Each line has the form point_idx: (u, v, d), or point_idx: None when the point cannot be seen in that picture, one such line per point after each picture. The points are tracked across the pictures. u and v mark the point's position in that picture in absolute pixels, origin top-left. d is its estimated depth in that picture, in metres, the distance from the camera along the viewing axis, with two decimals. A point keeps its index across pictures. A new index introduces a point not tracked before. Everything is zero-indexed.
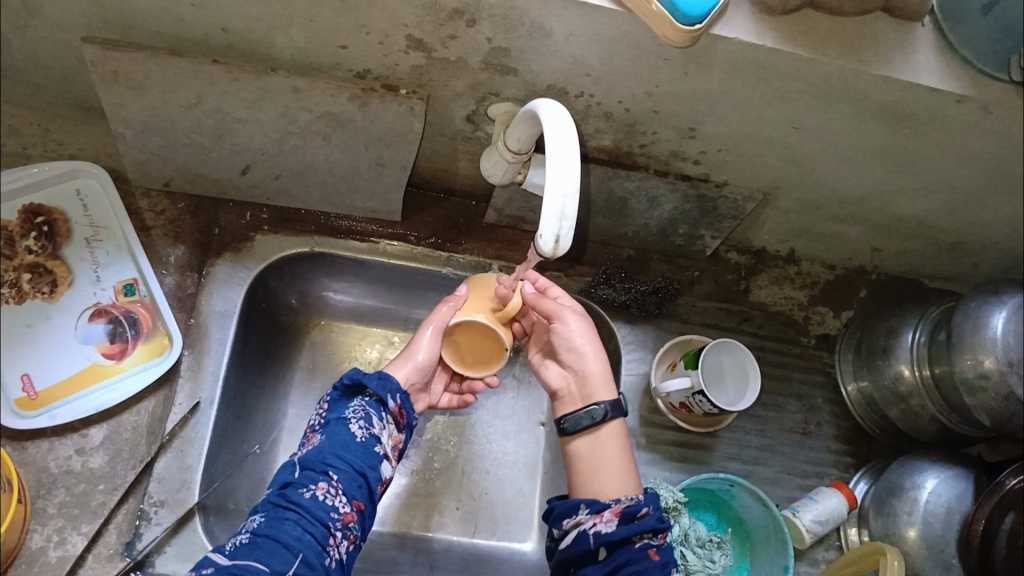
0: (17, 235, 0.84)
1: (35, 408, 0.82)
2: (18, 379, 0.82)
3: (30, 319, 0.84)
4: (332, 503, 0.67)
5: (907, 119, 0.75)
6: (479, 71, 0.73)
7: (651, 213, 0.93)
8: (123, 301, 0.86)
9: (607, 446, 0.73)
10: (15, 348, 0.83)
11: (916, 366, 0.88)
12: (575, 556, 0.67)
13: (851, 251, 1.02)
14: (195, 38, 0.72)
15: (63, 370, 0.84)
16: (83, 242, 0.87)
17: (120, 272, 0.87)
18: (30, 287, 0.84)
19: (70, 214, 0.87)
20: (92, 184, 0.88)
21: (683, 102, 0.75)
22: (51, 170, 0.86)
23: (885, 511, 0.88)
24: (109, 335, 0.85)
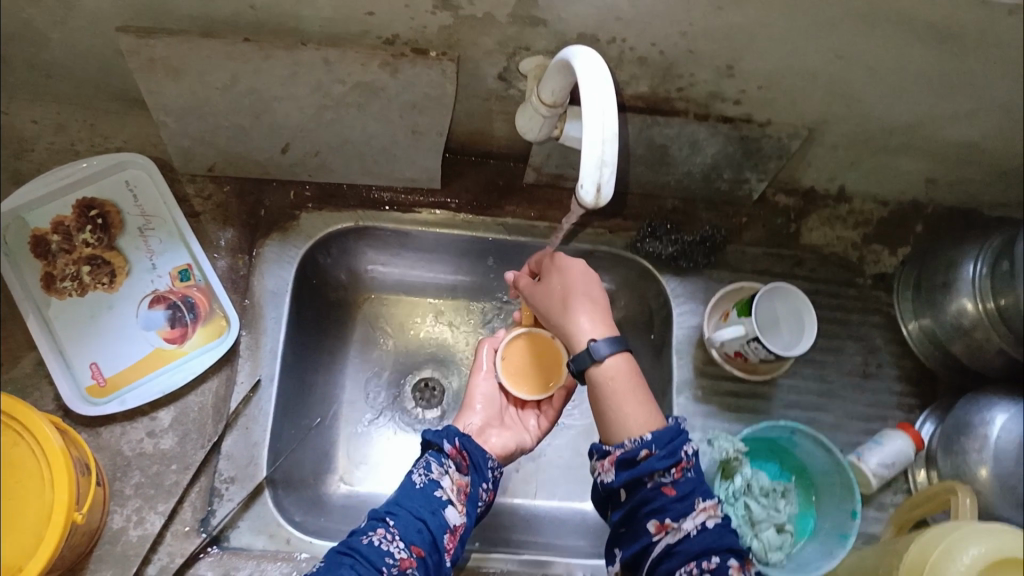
0: (75, 229, 0.87)
1: (105, 394, 0.85)
2: (88, 368, 0.85)
3: (94, 310, 0.87)
4: (388, 548, 0.64)
5: (958, 37, 0.71)
6: (508, 25, 0.72)
7: (693, 159, 0.92)
8: (179, 287, 0.89)
9: (601, 390, 0.69)
10: (82, 338, 0.86)
11: (979, 298, 0.85)
12: (603, 497, 0.70)
13: (904, 185, 0.99)
14: (226, 18, 0.72)
15: (128, 357, 0.86)
16: (137, 233, 0.89)
17: (175, 259, 0.89)
18: (90, 279, 0.87)
19: (122, 206, 0.89)
20: (141, 176, 0.90)
21: (719, 40, 0.73)
22: (102, 164, 0.89)
23: (953, 450, 0.86)
24: (168, 320, 0.88)
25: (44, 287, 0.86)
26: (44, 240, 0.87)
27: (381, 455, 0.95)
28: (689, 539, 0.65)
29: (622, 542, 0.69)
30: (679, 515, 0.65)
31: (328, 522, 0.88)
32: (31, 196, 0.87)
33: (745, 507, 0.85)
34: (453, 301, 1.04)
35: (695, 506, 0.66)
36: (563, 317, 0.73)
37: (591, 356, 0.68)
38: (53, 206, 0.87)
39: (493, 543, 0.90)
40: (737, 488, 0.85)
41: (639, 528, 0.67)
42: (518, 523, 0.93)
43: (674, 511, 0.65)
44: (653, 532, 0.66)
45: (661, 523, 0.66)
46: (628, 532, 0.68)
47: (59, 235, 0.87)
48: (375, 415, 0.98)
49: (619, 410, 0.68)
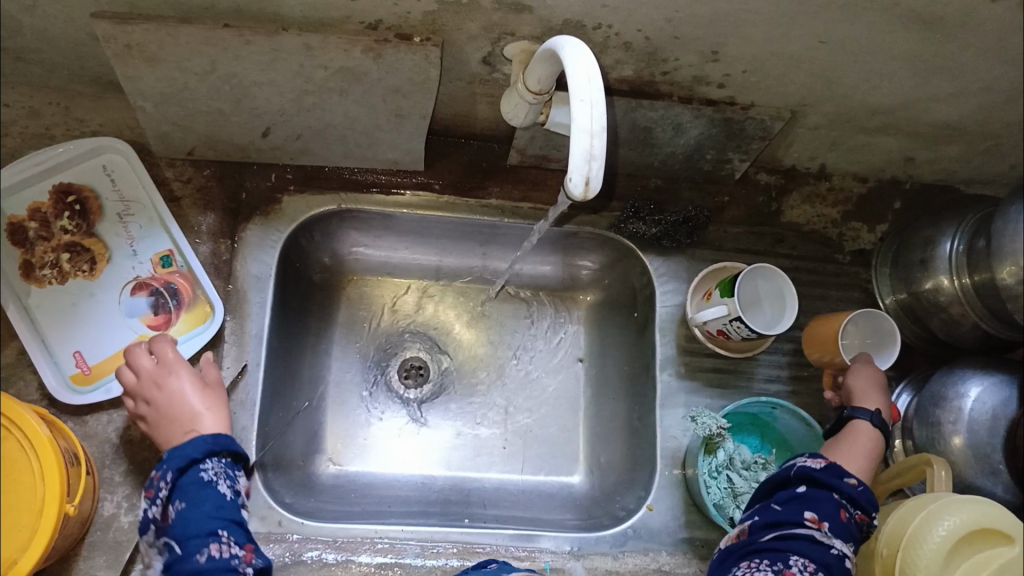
0: (52, 215, 0.85)
1: (90, 382, 0.84)
2: (71, 357, 0.85)
3: (75, 298, 0.86)
4: (230, 557, 0.68)
5: (939, 23, 0.72)
6: (494, 11, 0.71)
7: (677, 140, 0.92)
8: (161, 273, 0.88)
9: (852, 432, 0.81)
10: (64, 327, 0.85)
11: (954, 274, 0.87)
12: (780, 482, 0.76)
13: (884, 162, 1.00)
14: (204, 3, 0.71)
15: (110, 346, 0.86)
16: (114, 219, 0.88)
17: (155, 245, 0.88)
18: (68, 267, 0.85)
19: (100, 191, 0.87)
20: (120, 162, 0.88)
21: (705, 26, 0.73)
22: (79, 151, 0.87)
23: (929, 421, 0.89)
24: (151, 306, 0.87)
25: (21, 274, 0.83)
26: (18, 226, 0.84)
27: (371, 436, 0.96)
28: (825, 549, 0.68)
29: (767, 513, 0.73)
30: (837, 533, 0.69)
31: (318, 502, 0.89)
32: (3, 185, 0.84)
33: (728, 480, 0.89)
34: (436, 282, 1.04)
35: (843, 563, 0.68)
36: (866, 392, 0.85)
37: (875, 415, 0.82)
38: (28, 191, 0.85)
39: (483, 519, 0.91)
40: (719, 462, 0.89)
41: (795, 514, 0.71)
42: (505, 498, 0.95)
43: (839, 531, 0.69)
44: (807, 523, 0.70)
45: (817, 520, 0.70)
46: (727, 567, 0.71)
47: (34, 220, 0.85)
48: (362, 396, 0.98)
49: (851, 457, 0.79)
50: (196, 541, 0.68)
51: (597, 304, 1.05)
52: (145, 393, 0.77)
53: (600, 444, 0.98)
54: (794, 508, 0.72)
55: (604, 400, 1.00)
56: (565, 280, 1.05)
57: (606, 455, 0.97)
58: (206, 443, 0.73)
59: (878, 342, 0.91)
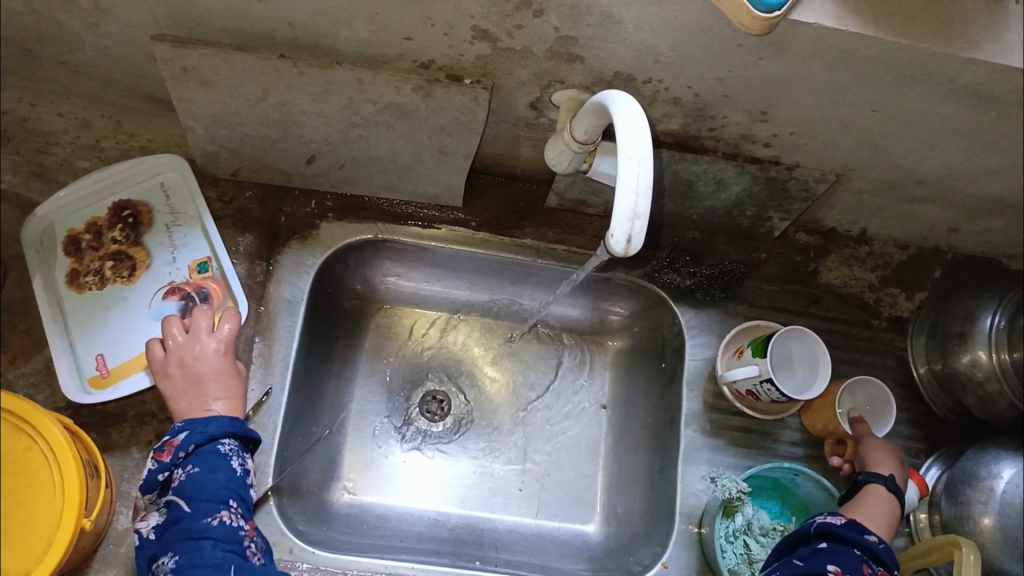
0: (106, 227, 0.88)
1: (106, 385, 0.84)
2: (93, 358, 0.84)
3: (110, 302, 0.87)
4: (237, 527, 0.70)
5: (995, 101, 0.71)
6: (546, 59, 0.71)
7: (717, 194, 0.91)
8: (196, 280, 0.88)
9: (864, 497, 0.79)
10: (91, 328, 0.85)
11: (993, 350, 0.85)
12: (800, 538, 0.75)
13: (927, 231, 0.98)
14: (263, 33, 0.72)
15: (133, 350, 0.85)
16: (161, 229, 0.89)
17: (194, 252, 0.89)
18: (110, 274, 0.87)
19: (153, 206, 0.90)
20: (176, 177, 0.90)
21: (756, 87, 0.73)
22: (136, 165, 0.89)
23: (958, 500, 0.86)
24: (180, 310, 0.87)
25: (68, 283, 0.86)
26: (72, 237, 0.88)
27: (388, 468, 0.96)
28: None
29: (789, 565, 0.71)
30: None
31: (329, 531, 0.88)
32: (64, 201, 0.88)
33: (744, 546, 0.86)
34: (464, 316, 1.04)
35: None
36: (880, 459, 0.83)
37: (889, 479, 0.80)
38: (87, 206, 0.89)
39: (494, 563, 0.90)
40: (737, 526, 0.86)
41: (817, 564, 0.69)
42: (518, 543, 0.93)
43: None
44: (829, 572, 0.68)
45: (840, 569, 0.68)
46: None
47: (88, 232, 0.88)
48: (381, 427, 0.98)
49: (872, 520, 0.77)
50: (206, 505, 0.69)
51: (624, 351, 1.04)
52: (183, 350, 0.79)
53: (618, 495, 0.96)
54: (816, 561, 0.69)
55: (625, 449, 0.99)
56: (594, 324, 1.04)
57: (624, 506, 0.96)
58: (225, 423, 0.74)
59: (872, 411, 0.91)
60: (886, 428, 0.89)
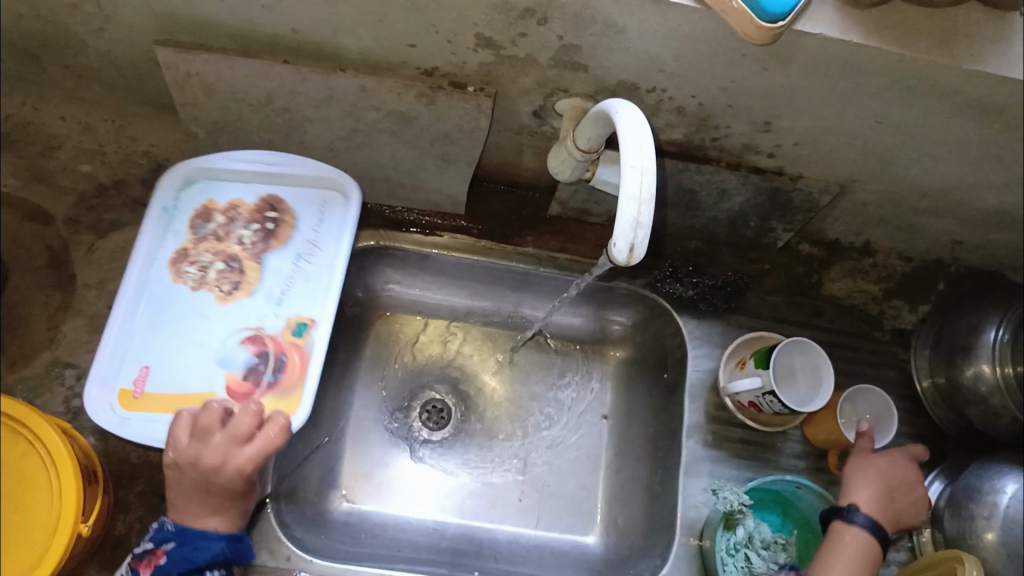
0: (244, 221, 0.83)
1: (133, 407, 0.75)
2: (137, 369, 0.76)
3: (190, 315, 0.79)
4: None
5: (1000, 114, 0.71)
6: (549, 68, 0.71)
7: (720, 205, 0.91)
8: (285, 341, 0.79)
9: (837, 538, 0.79)
10: (147, 334, 0.78)
11: (997, 364, 0.84)
12: None
13: (930, 243, 0.98)
14: (266, 39, 0.72)
15: (180, 384, 0.76)
16: (290, 258, 0.82)
17: (303, 309, 0.80)
18: (213, 275, 0.81)
19: (300, 226, 0.83)
20: (339, 211, 0.84)
21: (759, 97, 0.72)
22: (313, 175, 0.84)
23: (960, 514, 0.85)
24: (247, 367, 0.78)
25: (172, 258, 0.81)
26: (204, 213, 0.83)
27: (388, 477, 0.95)
28: None
29: None
30: None
31: (327, 540, 0.87)
32: (217, 175, 0.84)
33: (744, 559, 0.85)
34: (465, 325, 1.03)
35: None
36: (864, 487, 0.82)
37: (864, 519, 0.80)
38: (243, 186, 0.84)
39: None
40: (738, 539, 0.85)
41: None
42: (517, 555, 0.92)
43: None
44: None
45: None
46: None
47: (221, 215, 0.83)
48: (381, 435, 0.97)
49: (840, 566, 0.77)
50: None
51: (626, 361, 1.03)
52: (207, 457, 0.70)
53: (619, 505, 0.96)
54: None
55: (626, 460, 0.98)
56: (596, 334, 1.03)
57: (624, 517, 0.95)
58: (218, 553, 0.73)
59: (875, 419, 0.91)
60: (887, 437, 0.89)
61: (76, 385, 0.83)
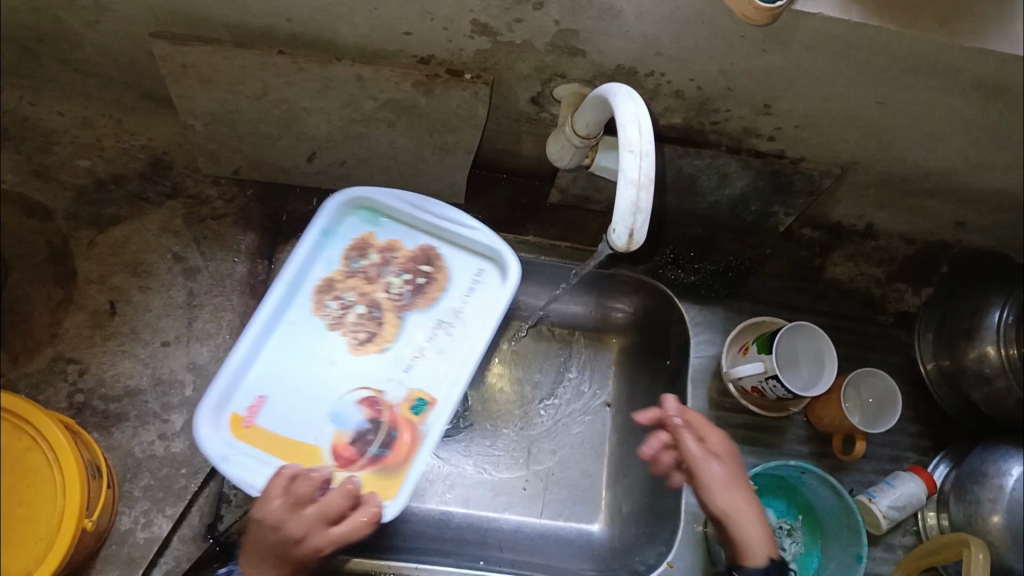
0: (397, 268, 0.78)
1: (240, 435, 0.69)
2: (254, 395, 0.71)
3: (320, 354, 0.74)
4: None
5: (1002, 92, 0.70)
6: (546, 53, 0.71)
7: (721, 190, 0.90)
8: (401, 416, 0.72)
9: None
10: (273, 362, 0.72)
11: (1002, 345, 0.84)
12: None
13: (933, 225, 0.98)
14: (262, 29, 0.72)
15: (291, 429, 0.71)
16: (430, 320, 0.77)
17: (430, 385, 0.74)
18: (354, 320, 0.75)
19: (451, 292, 0.78)
20: (493, 286, 0.78)
21: (759, 80, 0.72)
22: (481, 244, 0.79)
23: (966, 497, 0.85)
24: (357, 431, 0.72)
25: (318, 287, 0.76)
26: (358, 248, 0.78)
27: None
28: None
29: None
30: None
31: None
32: (394, 216, 0.80)
33: None
34: None
35: None
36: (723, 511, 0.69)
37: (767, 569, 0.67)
38: (406, 231, 0.80)
39: (499, 563, 0.89)
40: None
41: None
42: (522, 543, 0.92)
43: None
44: None
45: None
46: None
47: (377, 256, 0.78)
48: None
49: None
50: None
51: (629, 349, 1.03)
52: (291, 526, 0.64)
53: (624, 493, 0.96)
54: None
55: (630, 447, 0.98)
56: (598, 321, 1.04)
57: (629, 504, 0.95)
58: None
59: (875, 403, 0.90)
60: (885, 421, 0.88)
61: (79, 379, 0.83)
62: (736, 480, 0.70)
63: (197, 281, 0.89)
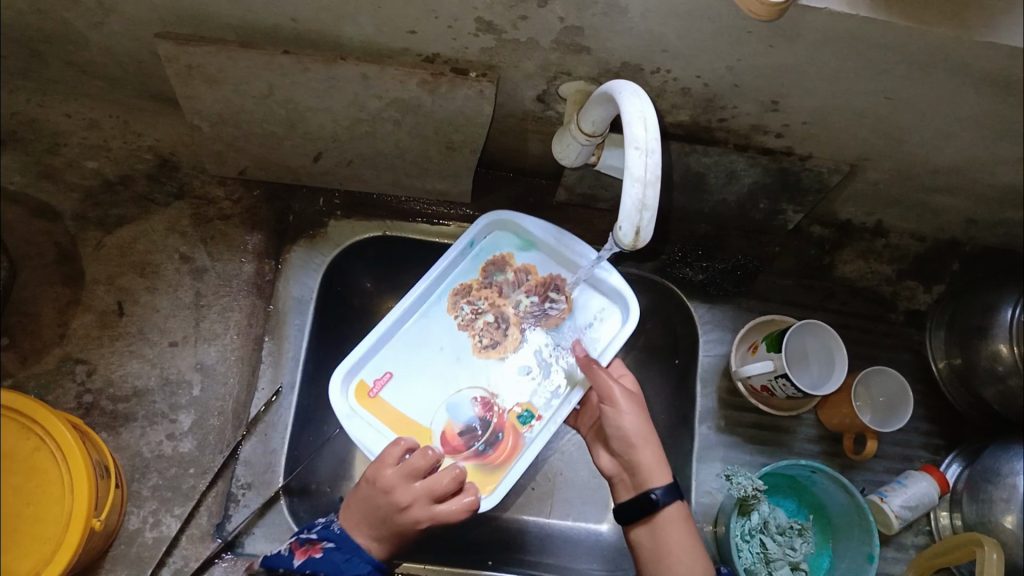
0: (531, 290, 0.84)
1: (366, 403, 0.79)
2: (382, 372, 0.80)
3: (448, 349, 0.82)
4: None
5: (1013, 86, 0.69)
6: (551, 51, 0.71)
7: (729, 187, 0.90)
8: (508, 422, 0.79)
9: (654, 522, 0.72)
10: (403, 351, 0.81)
11: (1014, 343, 0.82)
12: None
13: (944, 222, 0.97)
14: (267, 29, 0.72)
15: (412, 409, 0.80)
16: (549, 346, 0.82)
17: (538, 400, 0.80)
18: (480, 327, 0.83)
19: (572, 320, 0.83)
20: (612, 325, 0.83)
21: (766, 76, 0.71)
22: (609, 284, 0.83)
23: (979, 497, 0.84)
24: (467, 425, 0.79)
25: (454, 292, 0.84)
26: (499, 264, 0.85)
27: None
28: None
29: None
30: None
31: None
32: (530, 238, 0.85)
33: (760, 544, 0.84)
34: None
35: None
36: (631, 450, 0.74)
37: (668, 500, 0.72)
38: (542, 258, 0.85)
39: (506, 562, 0.88)
40: (754, 524, 0.84)
41: None
42: (530, 543, 0.92)
43: None
44: None
45: None
46: None
47: (514, 274, 0.84)
48: None
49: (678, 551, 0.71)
50: None
51: None
52: (400, 492, 0.69)
53: None
54: None
55: None
56: None
57: None
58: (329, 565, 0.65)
59: (887, 402, 0.90)
60: (897, 421, 0.87)
61: (87, 380, 0.84)
62: (636, 415, 0.76)
63: (204, 282, 0.89)
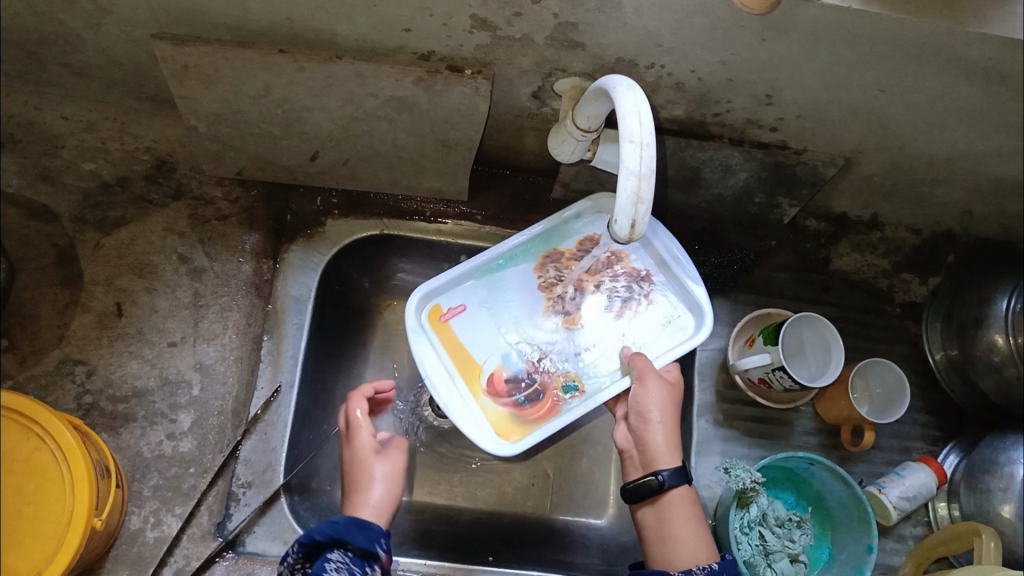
0: (620, 274, 0.87)
1: (434, 325, 0.83)
2: (460, 304, 0.85)
3: (519, 303, 0.86)
4: None
5: (1005, 77, 0.70)
6: (546, 47, 0.71)
7: (725, 181, 0.90)
8: (552, 385, 0.83)
9: (663, 503, 0.73)
10: (486, 289, 0.86)
11: (1010, 333, 0.82)
12: None
13: (938, 215, 0.97)
14: (262, 29, 0.72)
15: (472, 344, 0.83)
16: (613, 330, 0.85)
17: (587, 375, 0.83)
18: (558, 289, 0.87)
19: (648, 318, 0.86)
20: (678, 333, 0.84)
21: (760, 69, 0.71)
22: (691, 297, 0.85)
23: (977, 487, 0.84)
24: (515, 374, 0.83)
25: (544, 254, 0.87)
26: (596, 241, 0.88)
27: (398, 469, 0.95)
28: None
29: None
30: None
31: None
32: None
33: (760, 537, 0.84)
34: None
35: None
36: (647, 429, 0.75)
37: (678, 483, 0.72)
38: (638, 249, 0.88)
39: (506, 558, 0.88)
40: (753, 518, 0.84)
41: None
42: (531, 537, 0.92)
43: None
44: None
45: None
46: None
47: (604, 252, 0.88)
48: None
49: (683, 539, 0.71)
50: None
51: None
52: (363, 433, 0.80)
53: None
54: None
55: None
56: None
57: None
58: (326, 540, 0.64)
59: (884, 393, 0.90)
60: (892, 413, 0.88)
61: (86, 381, 0.84)
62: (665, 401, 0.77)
63: (203, 282, 0.89)
